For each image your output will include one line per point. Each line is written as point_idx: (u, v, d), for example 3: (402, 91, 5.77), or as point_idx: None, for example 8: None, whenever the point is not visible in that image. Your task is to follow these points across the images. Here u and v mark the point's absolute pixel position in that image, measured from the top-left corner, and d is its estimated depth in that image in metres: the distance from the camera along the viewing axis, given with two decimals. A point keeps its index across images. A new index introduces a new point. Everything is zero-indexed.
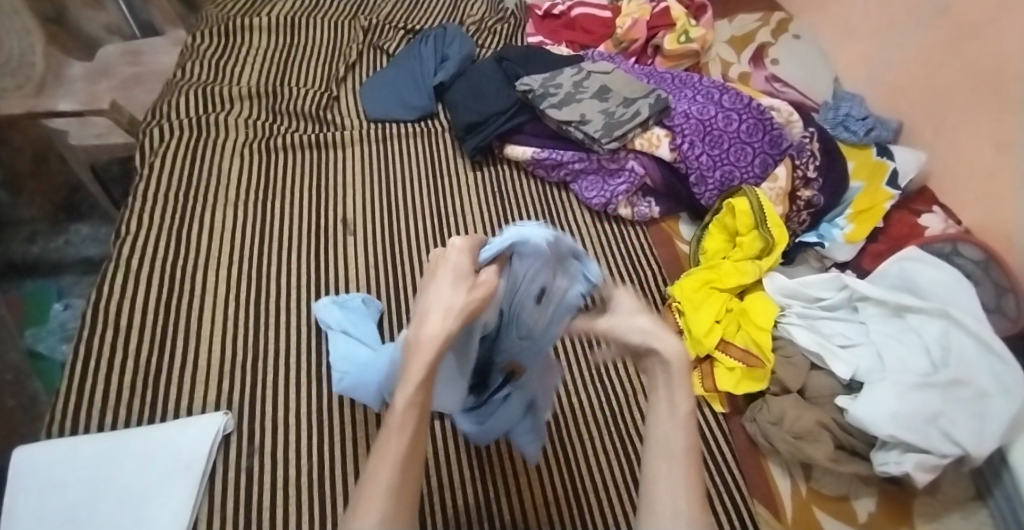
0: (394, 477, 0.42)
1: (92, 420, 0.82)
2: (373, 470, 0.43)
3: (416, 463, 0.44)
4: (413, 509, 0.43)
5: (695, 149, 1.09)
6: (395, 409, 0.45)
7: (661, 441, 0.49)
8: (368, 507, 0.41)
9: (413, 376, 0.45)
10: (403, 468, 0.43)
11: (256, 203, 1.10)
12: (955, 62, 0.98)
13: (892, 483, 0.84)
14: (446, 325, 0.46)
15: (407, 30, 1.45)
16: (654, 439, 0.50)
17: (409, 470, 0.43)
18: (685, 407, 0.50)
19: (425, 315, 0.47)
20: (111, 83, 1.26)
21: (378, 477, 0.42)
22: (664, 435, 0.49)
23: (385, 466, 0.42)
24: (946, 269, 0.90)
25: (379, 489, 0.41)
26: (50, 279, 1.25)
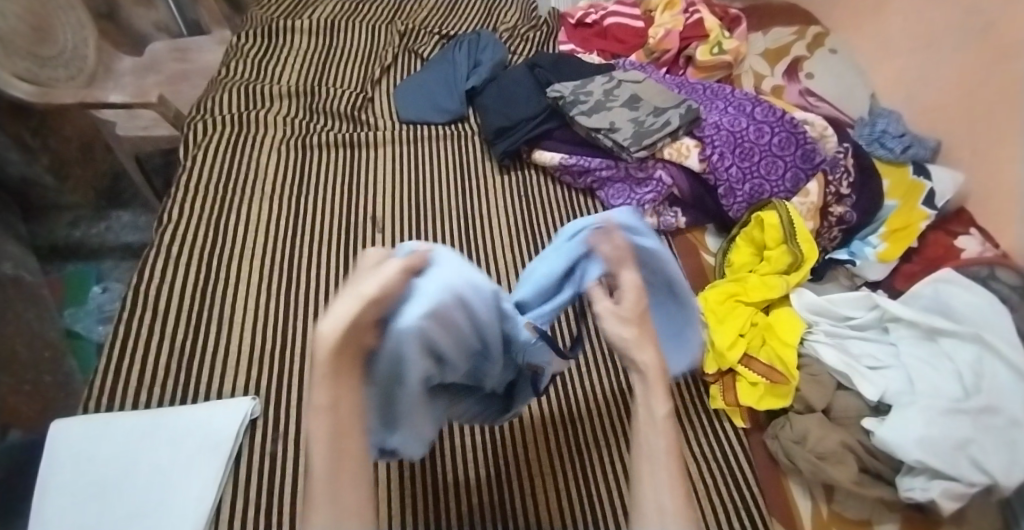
0: (328, 474, 0.46)
1: (124, 398, 0.84)
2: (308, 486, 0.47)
3: (350, 454, 0.47)
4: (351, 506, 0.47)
5: (725, 161, 1.09)
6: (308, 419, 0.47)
7: (648, 446, 0.54)
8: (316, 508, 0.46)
9: (320, 391, 0.46)
10: (334, 467, 0.46)
11: (291, 197, 1.13)
12: (995, 81, 0.96)
13: (917, 510, 0.81)
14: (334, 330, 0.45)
15: (441, 35, 1.48)
16: (642, 449, 0.54)
17: (342, 468, 0.47)
18: (663, 407, 0.55)
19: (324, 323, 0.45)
20: (158, 78, 1.32)
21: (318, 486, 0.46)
22: (651, 443, 0.54)
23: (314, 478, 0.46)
24: (980, 293, 0.87)
25: (323, 496, 0.46)
26: (90, 263, 1.30)
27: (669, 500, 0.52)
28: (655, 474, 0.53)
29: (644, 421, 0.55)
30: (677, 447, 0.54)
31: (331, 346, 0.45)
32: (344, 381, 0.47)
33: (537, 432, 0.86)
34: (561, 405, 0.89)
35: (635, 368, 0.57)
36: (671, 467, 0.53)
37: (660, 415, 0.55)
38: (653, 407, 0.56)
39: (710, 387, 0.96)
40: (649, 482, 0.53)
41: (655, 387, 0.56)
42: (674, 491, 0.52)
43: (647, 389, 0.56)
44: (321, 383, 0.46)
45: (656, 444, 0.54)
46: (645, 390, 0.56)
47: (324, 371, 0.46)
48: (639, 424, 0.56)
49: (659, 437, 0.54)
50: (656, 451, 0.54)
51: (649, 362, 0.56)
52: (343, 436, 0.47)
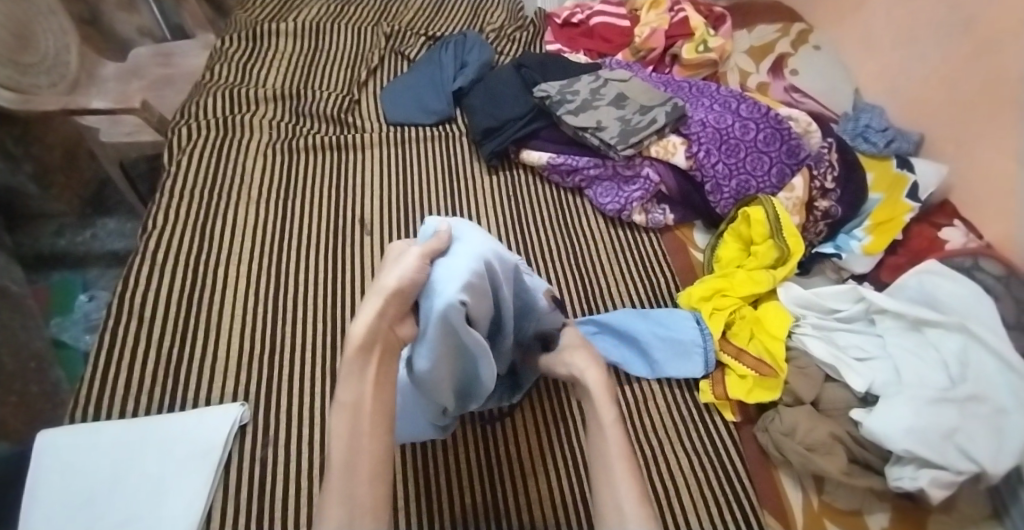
0: (345, 464, 0.55)
1: (113, 407, 0.84)
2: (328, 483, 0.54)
3: (368, 449, 0.56)
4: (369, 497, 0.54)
5: (711, 158, 1.09)
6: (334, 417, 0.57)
7: (605, 456, 0.63)
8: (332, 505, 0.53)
9: (346, 384, 0.59)
10: (351, 461, 0.55)
11: (279, 201, 1.13)
12: (977, 75, 0.97)
13: (906, 499, 0.82)
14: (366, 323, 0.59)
15: (428, 36, 1.47)
16: (597, 458, 0.63)
17: (357, 464, 0.55)
18: (612, 419, 0.66)
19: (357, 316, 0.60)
20: (142, 83, 1.31)
21: (334, 479, 0.54)
22: (607, 450, 0.63)
23: (334, 477, 0.54)
24: (963, 282, 0.88)
25: (337, 493, 0.54)
26: (76, 271, 1.29)
27: (627, 493, 0.59)
28: (612, 474, 0.61)
29: (597, 434, 0.65)
30: (629, 452, 0.63)
31: (358, 340, 0.59)
32: (366, 377, 0.59)
33: (529, 431, 0.88)
34: (553, 404, 0.91)
35: (585, 390, 0.71)
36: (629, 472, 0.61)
37: (611, 426, 0.65)
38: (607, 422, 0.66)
39: (699, 382, 0.96)
40: (606, 482, 0.61)
41: (606, 404, 0.68)
42: (631, 487, 0.60)
43: (595, 404, 0.68)
44: (348, 379, 0.59)
45: (610, 450, 0.63)
46: (594, 404, 0.68)
47: (352, 367, 0.59)
48: (596, 439, 0.65)
49: (613, 443, 0.64)
50: (610, 455, 0.63)
51: (596, 382, 0.70)
52: (362, 434, 0.57)
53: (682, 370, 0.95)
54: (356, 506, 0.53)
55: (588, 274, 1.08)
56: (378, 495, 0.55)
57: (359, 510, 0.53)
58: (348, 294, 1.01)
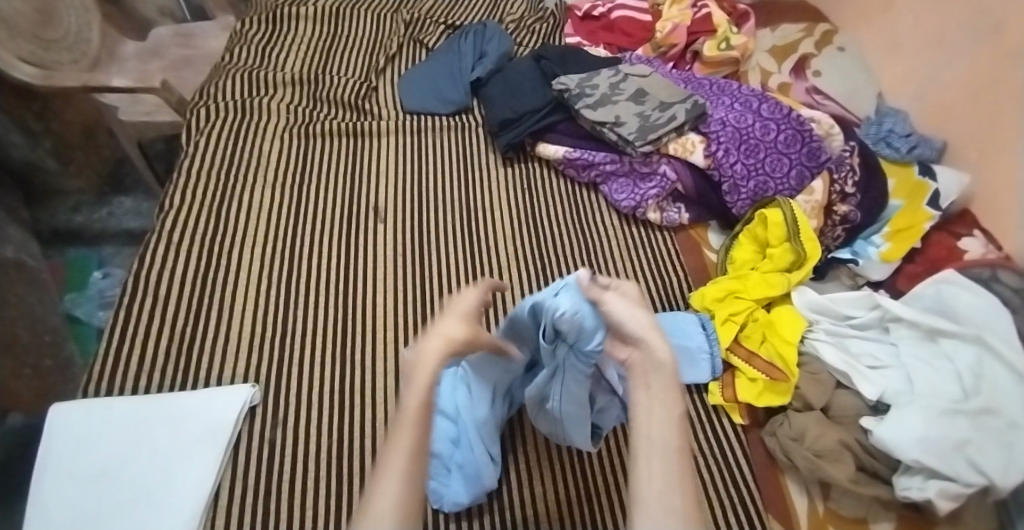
0: (414, 450, 0.52)
1: (125, 383, 0.84)
2: (386, 462, 0.52)
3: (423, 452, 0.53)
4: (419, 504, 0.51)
5: (730, 157, 1.08)
6: (405, 405, 0.54)
7: (650, 443, 0.53)
8: (384, 491, 0.50)
9: (415, 395, 0.54)
10: (419, 450, 0.52)
11: (293, 186, 1.13)
12: (1007, 80, 0.95)
13: (914, 509, 0.81)
14: (457, 332, 0.57)
15: (448, 25, 1.47)
16: (644, 441, 0.54)
17: (413, 469, 0.51)
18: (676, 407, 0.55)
19: (427, 340, 0.57)
20: (161, 63, 1.31)
21: (390, 479, 0.51)
22: (650, 438, 0.54)
23: (397, 459, 0.52)
24: (982, 295, 0.86)
25: (391, 488, 0.50)
26: (92, 248, 1.29)
27: (678, 496, 0.51)
28: (665, 472, 0.52)
29: (654, 413, 0.55)
30: (684, 447, 0.53)
31: (445, 343, 0.56)
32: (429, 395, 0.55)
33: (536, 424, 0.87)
34: None
35: (642, 343, 0.57)
36: (676, 473, 0.52)
37: (673, 412, 0.55)
38: (663, 396, 0.56)
39: (709, 383, 0.95)
40: (653, 479, 0.52)
41: (665, 370, 0.56)
42: (682, 494, 0.51)
43: (658, 372, 0.56)
44: (425, 366, 0.55)
45: (665, 440, 0.53)
46: (656, 372, 0.56)
47: (436, 352, 0.56)
48: (646, 418, 0.55)
49: (670, 435, 0.54)
50: (667, 448, 0.53)
51: (656, 339, 0.57)
52: (420, 443, 0.53)
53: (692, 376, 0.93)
54: (405, 502, 0.50)
55: (601, 270, 1.07)
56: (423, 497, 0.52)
57: (408, 510, 0.50)
58: (360, 281, 1.01)
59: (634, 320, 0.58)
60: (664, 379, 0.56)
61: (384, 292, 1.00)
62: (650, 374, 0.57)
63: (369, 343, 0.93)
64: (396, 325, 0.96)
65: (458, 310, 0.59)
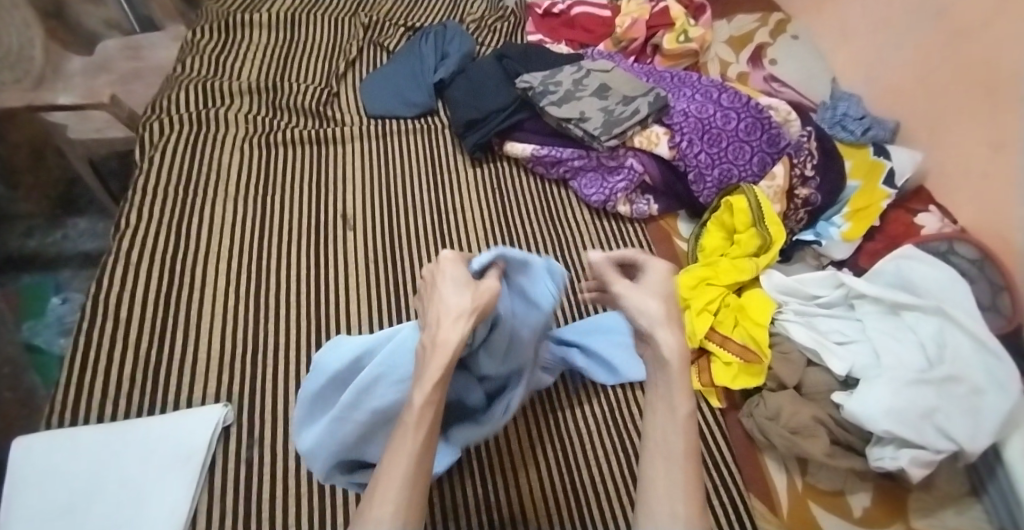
0: (421, 451, 0.53)
1: (92, 411, 0.82)
2: (389, 469, 0.52)
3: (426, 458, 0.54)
4: (421, 502, 0.52)
5: (694, 147, 1.10)
6: (415, 406, 0.55)
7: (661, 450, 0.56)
8: (381, 500, 0.50)
9: (430, 379, 0.56)
10: (424, 454, 0.53)
11: (256, 198, 1.10)
12: (953, 62, 0.99)
13: (888, 478, 0.84)
14: (457, 330, 0.57)
15: (407, 27, 1.45)
16: (653, 445, 0.57)
17: (419, 466, 0.53)
18: (684, 408, 0.58)
19: (440, 323, 0.58)
20: (110, 78, 1.26)
21: (392, 480, 0.52)
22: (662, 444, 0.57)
23: (398, 466, 0.52)
24: (941, 267, 0.90)
25: (390, 495, 0.50)
26: (48, 273, 1.24)
27: (682, 502, 0.53)
28: (669, 469, 0.55)
29: (664, 420, 0.58)
30: (693, 448, 0.56)
31: (449, 345, 0.57)
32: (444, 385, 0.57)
33: (520, 426, 0.88)
34: (544, 397, 0.91)
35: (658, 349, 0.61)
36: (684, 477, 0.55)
37: (680, 416, 0.57)
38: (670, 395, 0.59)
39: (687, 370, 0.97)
40: (662, 480, 0.55)
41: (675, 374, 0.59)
42: (688, 497, 0.54)
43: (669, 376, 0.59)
44: (433, 382, 0.56)
45: (672, 442, 0.56)
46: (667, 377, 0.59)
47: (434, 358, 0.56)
48: (656, 422, 0.58)
49: (677, 438, 0.57)
50: (672, 450, 0.56)
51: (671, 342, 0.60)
52: (431, 434, 0.55)
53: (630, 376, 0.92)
54: (407, 506, 0.51)
55: (575, 265, 1.08)
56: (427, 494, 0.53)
57: (410, 512, 0.51)
58: (334, 291, 1.00)
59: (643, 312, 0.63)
60: (676, 383, 0.59)
61: (358, 300, 0.99)
62: (661, 380, 0.60)
63: None
64: (373, 333, 0.95)
65: (455, 283, 0.60)
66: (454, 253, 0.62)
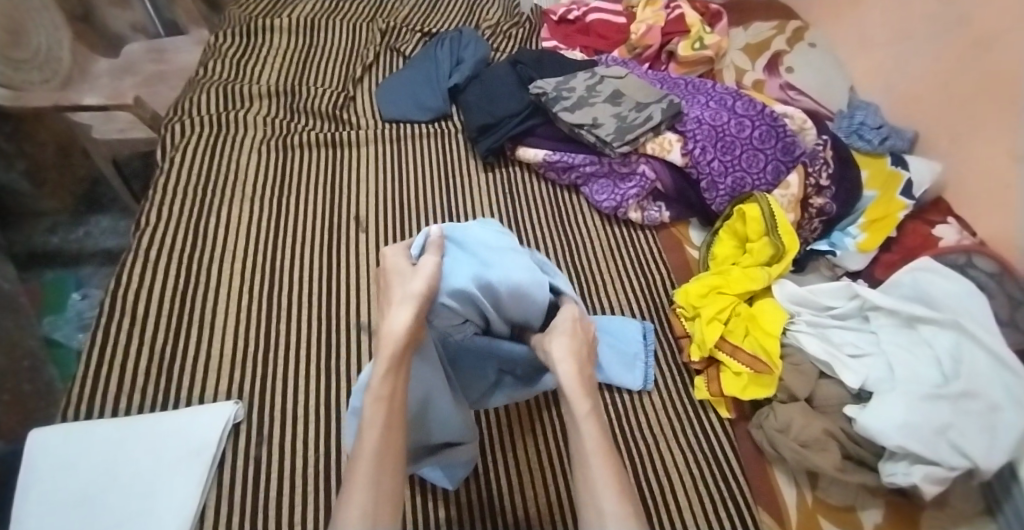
0: (378, 451, 0.56)
1: (106, 404, 0.84)
2: (352, 472, 0.55)
3: (391, 456, 0.56)
4: (387, 501, 0.54)
5: (707, 155, 1.10)
6: (368, 406, 0.58)
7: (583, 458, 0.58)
8: (349, 501, 0.53)
9: (380, 372, 0.60)
10: (381, 452, 0.56)
11: (271, 199, 1.12)
12: (974, 71, 0.97)
13: (900, 495, 0.82)
14: (405, 322, 0.61)
15: (423, 33, 1.47)
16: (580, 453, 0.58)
17: (383, 464, 0.55)
18: (584, 406, 0.61)
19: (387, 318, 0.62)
20: (135, 80, 1.29)
21: (357, 482, 0.54)
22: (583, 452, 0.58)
23: (360, 466, 0.55)
24: (957, 279, 0.89)
25: (357, 497, 0.53)
26: (70, 269, 1.28)
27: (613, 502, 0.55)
28: (592, 476, 0.57)
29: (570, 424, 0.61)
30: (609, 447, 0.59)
31: (400, 336, 0.61)
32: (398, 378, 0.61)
33: (527, 430, 0.88)
34: (553, 403, 0.91)
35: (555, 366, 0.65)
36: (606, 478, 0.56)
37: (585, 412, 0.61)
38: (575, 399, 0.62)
39: (696, 378, 0.97)
40: (588, 484, 0.57)
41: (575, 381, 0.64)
42: (622, 505, 0.54)
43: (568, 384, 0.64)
44: (385, 374, 0.60)
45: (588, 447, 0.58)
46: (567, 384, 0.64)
47: (386, 351, 0.60)
48: (571, 431, 0.61)
49: (591, 438, 0.59)
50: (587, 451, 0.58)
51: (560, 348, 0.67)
52: (389, 429, 0.58)
53: (621, 379, 0.95)
54: (374, 506, 0.53)
55: (586, 271, 1.08)
56: (397, 488, 0.56)
57: (379, 510, 0.53)
58: (344, 291, 1.01)
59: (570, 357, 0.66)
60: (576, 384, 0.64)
61: (368, 301, 1.00)
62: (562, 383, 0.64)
63: (355, 354, 0.93)
64: None
65: (399, 279, 0.66)
66: (393, 249, 0.69)
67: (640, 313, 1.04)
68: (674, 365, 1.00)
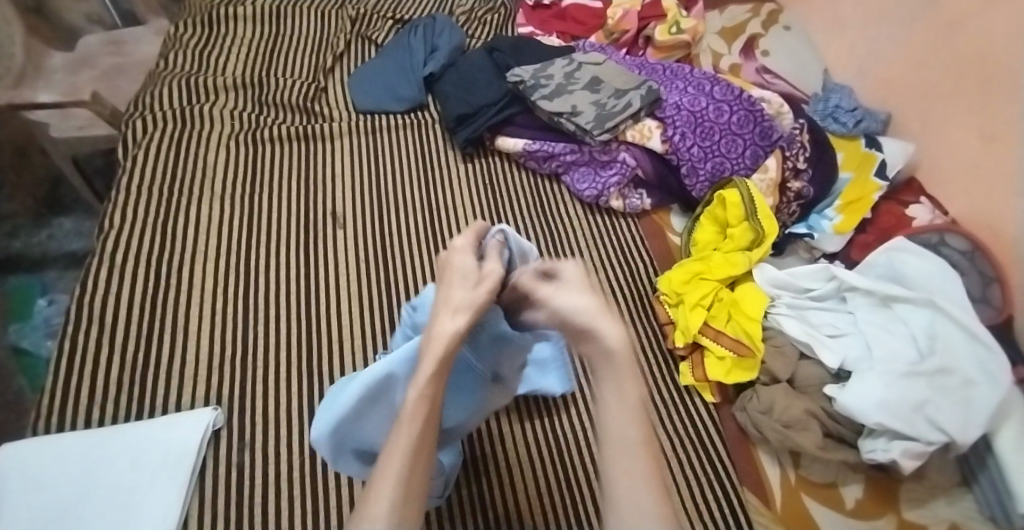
0: (413, 450, 0.50)
1: (79, 418, 0.81)
2: (385, 462, 0.50)
3: (425, 453, 0.51)
4: (415, 500, 0.50)
5: (687, 141, 1.10)
6: (409, 401, 0.51)
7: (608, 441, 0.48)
8: (378, 493, 0.49)
9: (424, 372, 0.52)
10: (416, 451, 0.50)
11: (244, 196, 1.09)
12: (944, 55, 0.99)
13: (879, 470, 0.85)
14: (456, 324, 0.52)
15: (395, 20, 1.43)
16: (614, 436, 0.48)
17: (415, 466, 0.50)
18: (635, 393, 0.49)
19: (440, 314, 0.53)
20: (92, 74, 1.23)
21: (385, 482, 0.49)
22: (608, 435, 0.48)
23: (395, 458, 0.50)
24: (930, 258, 0.91)
25: (386, 489, 0.48)
26: (33, 274, 1.22)
27: (644, 492, 0.46)
28: (628, 466, 0.47)
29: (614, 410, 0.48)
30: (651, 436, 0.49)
31: (448, 340, 0.52)
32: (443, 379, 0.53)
33: (513, 422, 0.87)
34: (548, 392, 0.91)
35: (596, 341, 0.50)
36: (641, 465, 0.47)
37: (632, 409, 0.48)
38: (619, 383, 0.49)
39: (680, 365, 0.98)
40: (625, 474, 0.47)
41: (617, 358, 0.49)
42: (651, 484, 0.47)
43: (612, 361, 0.49)
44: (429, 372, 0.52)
45: (627, 433, 0.47)
46: (610, 362, 0.49)
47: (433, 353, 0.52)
48: (610, 416, 0.48)
49: (631, 427, 0.48)
50: (627, 441, 0.48)
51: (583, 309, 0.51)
52: (426, 434, 0.51)
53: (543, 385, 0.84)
54: (403, 505, 0.49)
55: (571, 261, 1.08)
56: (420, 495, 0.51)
57: (405, 512, 0.49)
58: (325, 289, 0.99)
59: (580, 311, 0.51)
60: (620, 371, 0.49)
61: (350, 299, 0.98)
62: (602, 367, 0.50)
63: (339, 354, 0.92)
64: (364, 332, 0.94)
65: (461, 275, 0.54)
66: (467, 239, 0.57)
67: (624, 302, 1.04)
68: (659, 350, 1.00)
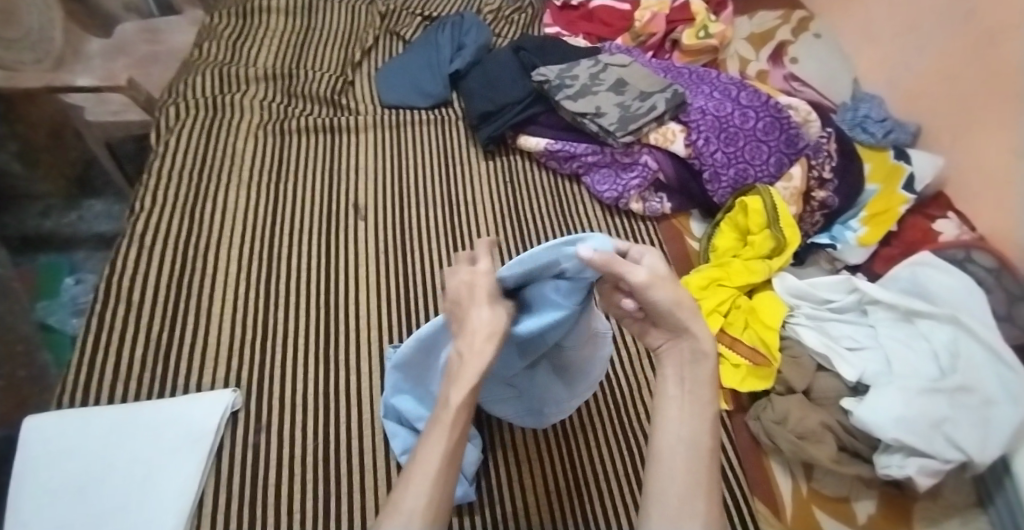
0: (446, 455, 0.51)
1: (101, 394, 0.83)
2: (416, 462, 0.52)
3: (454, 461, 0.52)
4: (445, 503, 0.51)
5: (710, 146, 1.09)
6: (444, 410, 0.52)
7: (672, 445, 0.52)
8: (409, 493, 0.50)
9: (458, 391, 0.52)
10: (447, 457, 0.52)
11: (270, 184, 1.11)
12: (975, 68, 0.97)
13: (894, 486, 0.83)
14: (489, 349, 0.51)
15: (424, 17, 1.44)
16: (687, 432, 0.53)
17: (444, 469, 0.51)
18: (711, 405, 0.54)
19: (467, 339, 0.52)
20: (128, 61, 1.27)
21: (417, 482, 0.51)
22: (672, 438, 0.53)
23: (425, 461, 0.51)
24: (958, 275, 0.89)
25: (419, 490, 0.50)
26: (63, 253, 1.26)
27: (703, 500, 0.51)
28: (690, 467, 0.51)
29: (683, 417, 0.53)
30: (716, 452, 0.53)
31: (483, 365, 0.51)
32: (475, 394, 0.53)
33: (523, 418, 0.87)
34: None
35: (686, 336, 0.54)
36: (700, 469, 0.52)
37: (705, 417, 0.53)
38: (694, 383, 0.55)
39: None
40: (687, 477, 0.51)
41: (701, 361, 0.54)
42: (708, 494, 0.51)
43: (695, 363, 0.54)
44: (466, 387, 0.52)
45: (699, 438, 0.52)
46: (693, 364, 0.55)
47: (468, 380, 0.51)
48: (683, 414, 0.53)
49: (703, 434, 0.53)
50: (697, 446, 0.52)
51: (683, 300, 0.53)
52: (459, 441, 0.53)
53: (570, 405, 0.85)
54: (435, 503, 0.50)
55: None
56: (450, 496, 0.52)
57: (437, 511, 0.50)
58: (343, 278, 1.00)
59: (678, 306, 0.53)
60: (700, 372, 0.54)
61: (368, 291, 0.99)
62: (686, 369, 0.55)
63: (354, 342, 0.93)
64: (380, 323, 0.95)
65: (490, 296, 0.53)
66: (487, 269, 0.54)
67: None
68: None
